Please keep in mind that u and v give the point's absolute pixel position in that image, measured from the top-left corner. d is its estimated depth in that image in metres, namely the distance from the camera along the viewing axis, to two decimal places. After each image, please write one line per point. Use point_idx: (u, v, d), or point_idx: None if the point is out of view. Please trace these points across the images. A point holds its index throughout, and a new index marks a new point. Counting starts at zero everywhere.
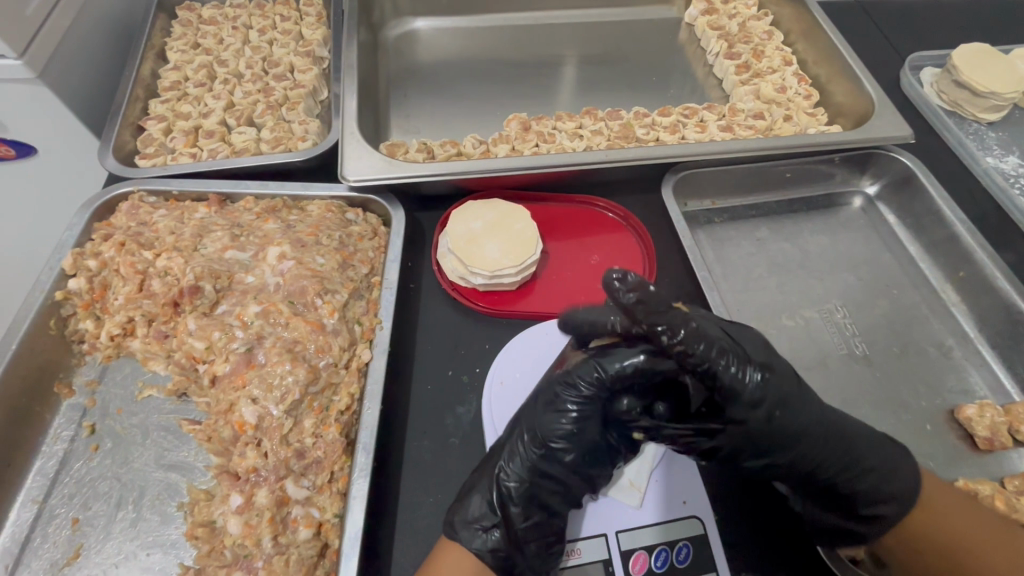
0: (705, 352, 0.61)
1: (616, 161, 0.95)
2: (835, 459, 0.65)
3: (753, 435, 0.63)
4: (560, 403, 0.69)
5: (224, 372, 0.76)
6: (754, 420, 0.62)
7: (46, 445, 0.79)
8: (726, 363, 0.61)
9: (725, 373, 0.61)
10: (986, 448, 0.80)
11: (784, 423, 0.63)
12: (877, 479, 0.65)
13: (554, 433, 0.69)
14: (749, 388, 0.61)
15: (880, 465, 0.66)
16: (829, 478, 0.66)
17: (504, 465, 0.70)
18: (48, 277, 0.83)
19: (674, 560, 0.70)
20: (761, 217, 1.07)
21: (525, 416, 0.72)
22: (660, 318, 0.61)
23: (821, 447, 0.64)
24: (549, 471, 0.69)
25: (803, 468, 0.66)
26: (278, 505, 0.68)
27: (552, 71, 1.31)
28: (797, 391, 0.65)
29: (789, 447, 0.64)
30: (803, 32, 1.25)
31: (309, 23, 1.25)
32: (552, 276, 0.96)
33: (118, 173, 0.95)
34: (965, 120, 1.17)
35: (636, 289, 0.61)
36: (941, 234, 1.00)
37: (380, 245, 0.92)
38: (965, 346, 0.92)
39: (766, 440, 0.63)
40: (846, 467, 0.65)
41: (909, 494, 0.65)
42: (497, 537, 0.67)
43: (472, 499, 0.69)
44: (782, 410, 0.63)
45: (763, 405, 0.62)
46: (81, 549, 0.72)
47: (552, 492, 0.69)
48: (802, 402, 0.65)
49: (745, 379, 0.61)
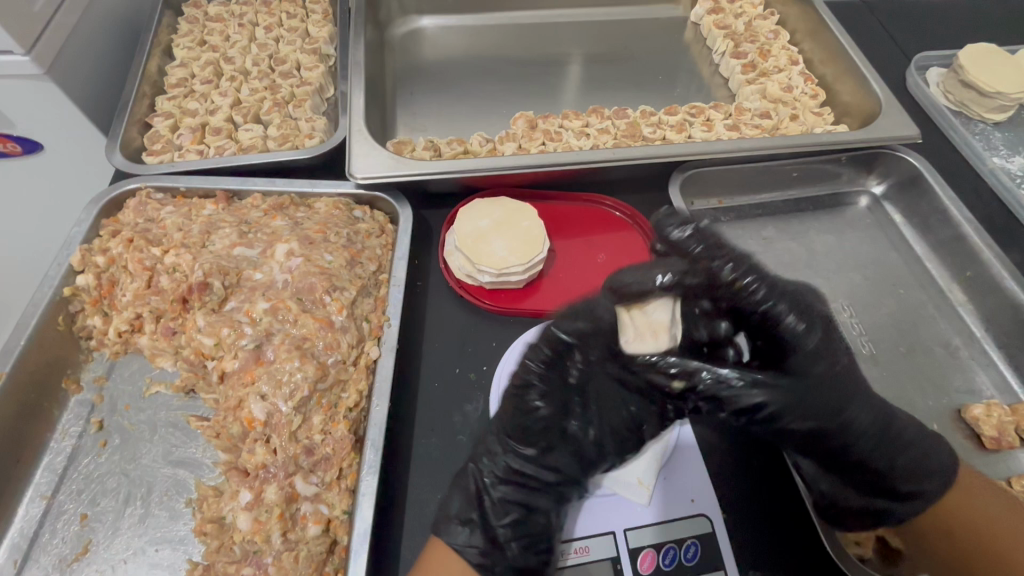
0: (772, 296, 0.67)
1: (624, 159, 0.95)
2: (876, 435, 0.68)
3: (813, 389, 0.66)
4: (524, 389, 0.72)
5: (233, 369, 0.76)
6: (812, 372, 0.67)
7: (54, 440, 0.79)
8: (785, 312, 0.67)
9: (790, 322, 0.67)
10: (992, 448, 0.81)
11: (835, 382, 0.67)
12: (916, 456, 0.68)
13: (523, 423, 0.73)
14: (812, 341, 0.67)
15: (916, 444, 0.69)
16: (863, 454, 0.68)
17: (481, 465, 0.73)
18: (57, 274, 0.84)
19: (682, 558, 0.70)
20: (767, 216, 1.07)
21: (497, 419, 0.75)
22: (719, 257, 0.69)
23: (863, 416, 0.67)
24: (523, 467, 0.73)
25: (848, 434, 0.68)
26: (288, 501, 0.69)
27: (558, 69, 1.31)
28: (848, 362, 0.70)
29: (842, 408, 0.67)
30: (809, 31, 1.25)
31: (315, 20, 1.25)
32: (559, 274, 0.96)
33: (126, 169, 0.95)
34: (971, 120, 1.17)
35: (693, 236, 0.70)
36: (948, 234, 1.00)
37: (388, 243, 0.92)
38: (972, 346, 0.92)
39: (822, 396, 0.66)
40: (883, 443, 0.68)
41: (942, 472, 0.68)
42: (476, 534, 0.69)
43: (454, 498, 0.71)
44: (839, 371, 0.67)
45: (823, 358, 0.67)
46: (89, 545, 0.72)
47: (532, 490, 0.73)
48: (853, 372, 0.69)
49: (806, 331, 0.67)
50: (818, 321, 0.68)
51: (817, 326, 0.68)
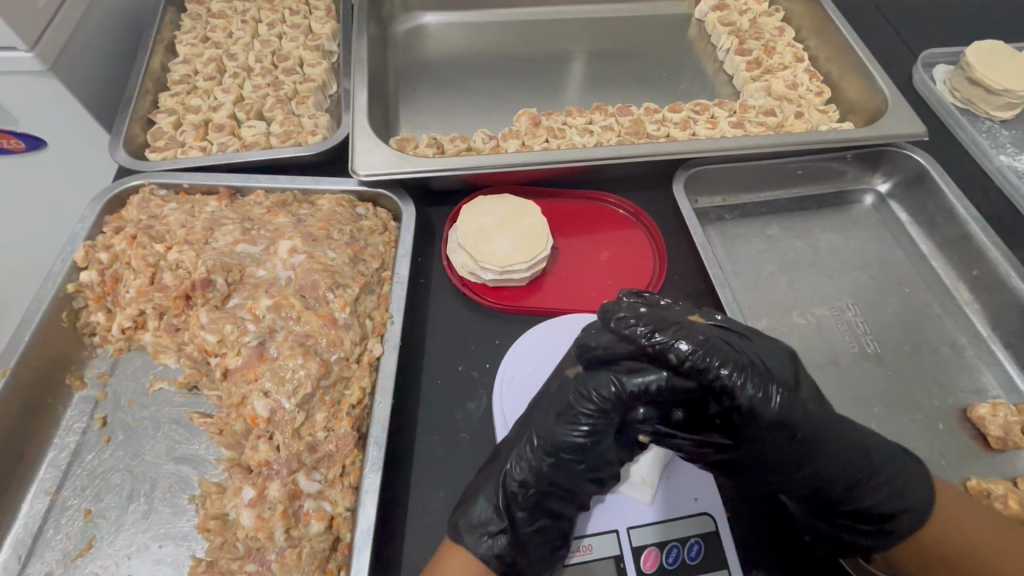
0: (723, 371, 0.59)
1: (628, 156, 0.94)
2: (841, 484, 0.64)
3: (772, 453, 0.62)
4: (572, 412, 0.68)
5: (236, 366, 0.76)
6: (774, 441, 0.61)
7: (58, 436, 0.79)
8: (741, 382, 0.59)
9: (744, 394, 0.59)
10: (998, 448, 0.80)
11: (804, 447, 0.61)
12: (891, 493, 0.63)
13: (566, 443, 0.68)
14: (770, 411, 0.59)
15: (890, 482, 0.64)
16: (834, 496, 0.65)
17: (512, 470, 0.70)
18: (60, 270, 0.84)
19: (686, 557, 0.70)
20: (771, 214, 1.07)
21: (535, 423, 0.70)
22: (668, 330, 0.61)
23: (828, 472, 0.63)
24: (557, 478, 0.69)
25: (813, 486, 0.64)
26: (290, 498, 0.69)
27: (561, 66, 1.31)
28: (818, 412, 0.62)
29: (804, 466, 0.63)
30: (815, 28, 1.24)
31: (318, 16, 1.25)
32: (563, 272, 0.96)
33: (130, 166, 0.95)
34: (978, 117, 1.16)
35: (638, 316, 0.62)
36: (954, 233, 1.00)
37: (391, 240, 0.92)
38: (977, 346, 0.92)
39: (780, 459, 0.62)
40: (854, 487, 0.64)
41: (917, 505, 0.64)
42: (503, 542, 0.68)
43: (477, 504, 0.69)
44: (801, 434, 0.61)
45: (785, 427, 0.60)
46: (93, 540, 0.72)
47: (562, 500, 0.69)
48: (825, 425, 0.62)
49: (766, 400, 0.59)
50: (775, 381, 0.60)
51: (774, 389, 0.59)
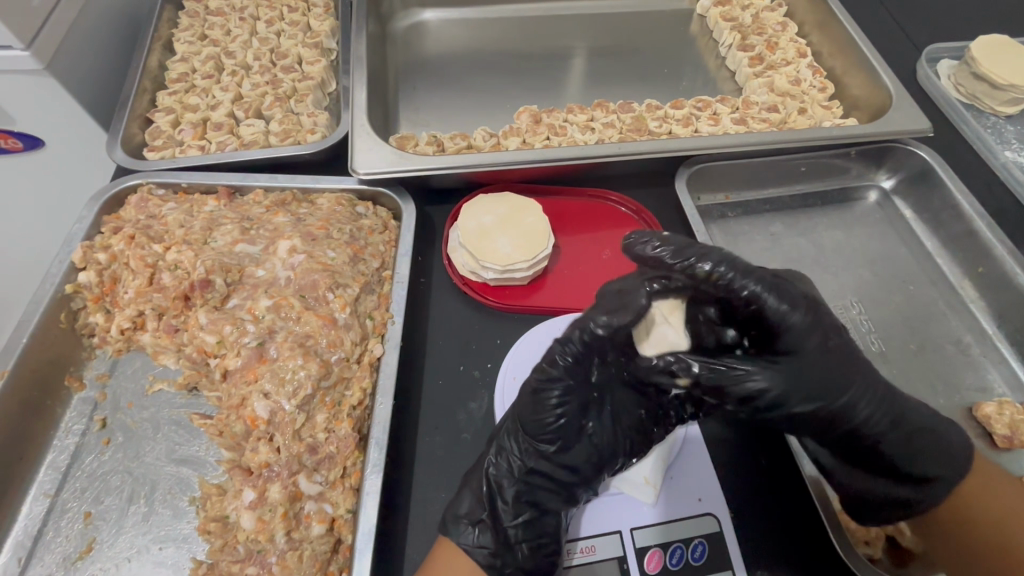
0: (748, 281, 0.62)
1: (629, 153, 0.93)
2: (883, 414, 0.64)
3: (811, 378, 0.61)
4: (543, 393, 0.67)
5: (236, 367, 0.75)
6: (808, 357, 0.62)
7: (57, 438, 0.79)
8: (770, 297, 0.62)
9: (771, 304, 0.61)
10: (1004, 446, 0.79)
11: (832, 367, 0.62)
12: (923, 433, 0.65)
13: (539, 424, 0.68)
14: (797, 323, 0.61)
15: (928, 427, 0.66)
16: (874, 436, 0.64)
17: (493, 460, 0.70)
18: (58, 271, 0.83)
19: (689, 558, 0.70)
20: (774, 212, 1.06)
21: (509, 413, 0.72)
22: (694, 252, 0.63)
23: (867, 399, 0.63)
24: (535, 465, 0.69)
25: (852, 421, 0.64)
26: (291, 501, 0.68)
27: (562, 63, 1.30)
28: (838, 336, 0.64)
29: (844, 389, 0.63)
30: (818, 23, 1.23)
31: (317, 14, 1.23)
32: (564, 270, 0.95)
33: (128, 165, 0.94)
34: (982, 113, 1.15)
35: (662, 240, 0.64)
36: (959, 230, 0.99)
37: (391, 239, 0.91)
38: (983, 343, 0.91)
39: (824, 377, 0.62)
40: (895, 424, 0.64)
41: (956, 449, 0.66)
42: (485, 533, 0.66)
43: (464, 496, 0.69)
44: (836, 347, 0.63)
45: (815, 340, 0.62)
46: (93, 543, 0.71)
47: (546, 491, 0.70)
48: (851, 350, 0.64)
49: (790, 316, 0.61)
50: (801, 299, 0.63)
51: (800, 303, 0.63)
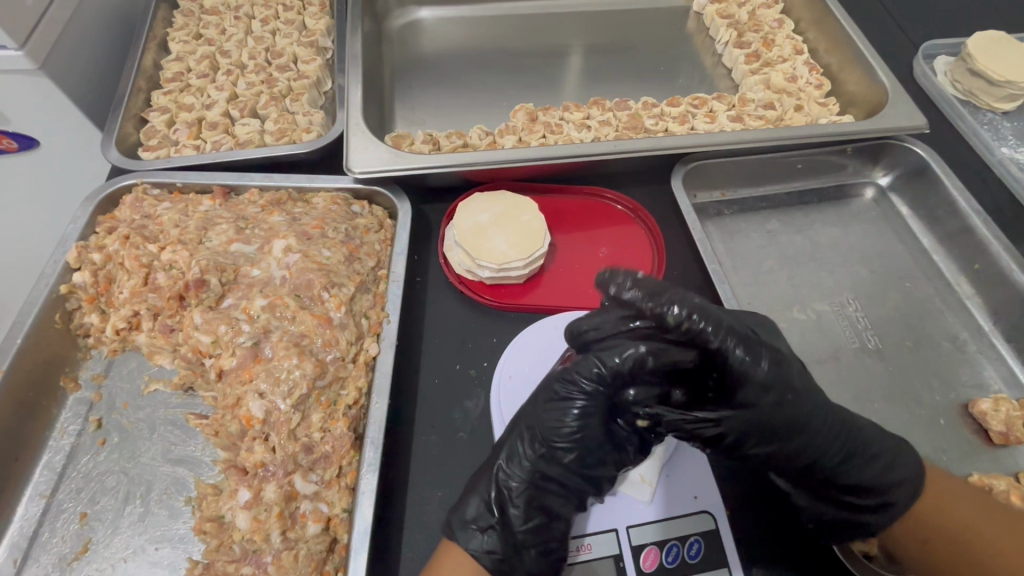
0: (716, 332, 0.61)
1: (625, 151, 0.93)
2: (839, 446, 0.65)
3: (765, 419, 0.63)
4: (565, 402, 0.68)
5: (231, 366, 0.75)
6: (766, 403, 0.62)
7: (52, 439, 0.79)
8: (734, 347, 0.61)
9: (735, 356, 0.61)
10: (1000, 442, 0.79)
11: (791, 410, 0.63)
12: (884, 464, 0.66)
13: (558, 432, 0.69)
14: (761, 371, 0.61)
15: (882, 454, 0.66)
16: (828, 470, 0.66)
17: (504, 465, 0.70)
18: (53, 271, 0.83)
19: (686, 555, 0.70)
20: (771, 209, 1.06)
21: (523, 418, 0.72)
22: (666, 298, 0.63)
23: (821, 437, 0.64)
24: (549, 471, 0.69)
25: (806, 458, 0.66)
26: (287, 500, 0.68)
27: (558, 61, 1.30)
28: (798, 384, 0.64)
29: (800, 433, 0.64)
30: (814, 20, 1.23)
31: (312, 12, 1.23)
32: (561, 269, 0.95)
33: (122, 165, 0.94)
34: (979, 109, 1.15)
35: (635, 280, 0.64)
36: (955, 226, 0.99)
37: (387, 238, 0.91)
38: (979, 340, 0.91)
39: (778, 424, 0.63)
40: (848, 456, 0.66)
41: (912, 478, 0.66)
42: (494, 538, 0.67)
43: (470, 501, 0.69)
44: (793, 395, 0.63)
45: (773, 389, 0.62)
46: (89, 544, 0.71)
47: (557, 498, 0.69)
48: (807, 392, 0.65)
49: (756, 365, 0.61)
50: (766, 349, 0.63)
51: (764, 355, 0.62)
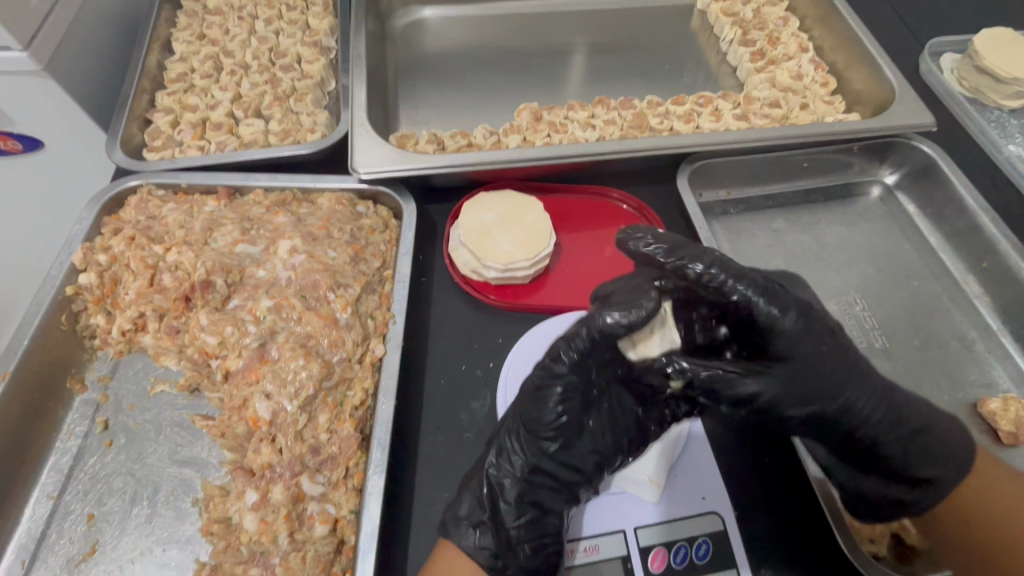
0: (739, 284, 0.61)
1: (631, 151, 0.93)
2: (883, 412, 0.65)
3: (802, 378, 0.63)
4: (545, 391, 0.67)
5: (238, 368, 0.75)
6: (801, 359, 0.63)
7: (59, 440, 0.79)
8: (760, 300, 0.61)
9: (762, 309, 0.61)
10: (1010, 442, 0.79)
11: (828, 369, 0.63)
12: (925, 434, 0.66)
13: (541, 423, 0.68)
14: (789, 326, 0.61)
15: (922, 423, 0.66)
16: (875, 437, 0.65)
17: (493, 462, 0.70)
18: (59, 272, 0.83)
19: (694, 556, 0.69)
20: (777, 208, 1.05)
21: (511, 414, 0.71)
22: (688, 255, 0.64)
23: (863, 402, 0.64)
24: (538, 464, 0.69)
25: (848, 423, 0.65)
26: (294, 502, 0.68)
27: (563, 59, 1.29)
28: (832, 340, 0.64)
29: (840, 393, 0.64)
30: (820, 17, 1.22)
31: (316, 12, 1.23)
32: (566, 268, 0.95)
33: (127, 166, 0.94)
34: (986, 107, 1.14)
35: (656, 238, 0.66)
36: (963, 224, 0.98)
37: (392, 238, 0.90)
38: (988, 339, 0.91)
39: (815, 382, 0.63)
40: (894, 422, 0.65)
41: (957, 457, 0.65)
42: (486, 535, 0.66)
43: (464, 499, 0.69)
44: (829, 349, 0.64)
45: (806, 344, 0.62)
46: (97, 545, 0.71)
47: (548, 492, 0.69)
48: (845, 353, 0.65)
49: (783, 321, 0.61)
50: (794, 302, 0.63)
51: (792, 308, 0.62)
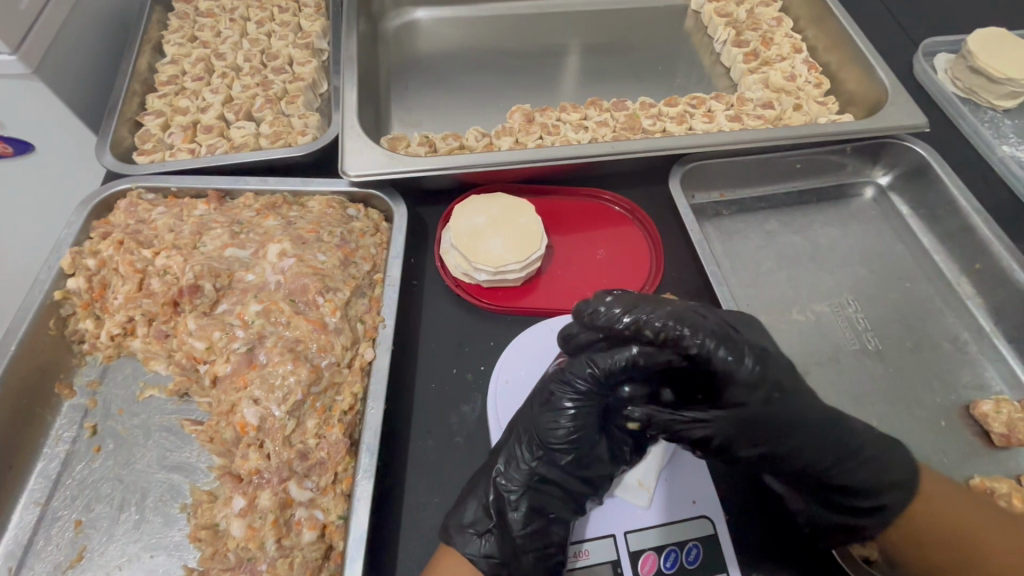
0: (696, 336, 0.62)
1: (622, 152, 0.93)
2: (830, 447, 0.65)
3: (756, 422, 0.62)
4: (559, 401, 0.68)
5: (226, 373, 0.75)
6: (754, 402, 0.62)
7: (47, 446, 0.78)
8: (717, 348, 0.62)
9: (718, 357, 0.61)
10: (1002, 445, 0.79)
11: (782, 409, 0.63)
12: (876, 468, 0.65)
13: (554, 433, 0.68)
14: (745, 371, 0.62)
15: (877, 456, 0.65)
16: (824, 470, 0.65)
17: (502, 469, 0.69)
18: (47, 277, 0.82)
19: (684, 561, 0.69)
20: (770, 209, 1.05)
21: (521, 421, 0.71)
22: (647, 309, 0.64)
23: (807, 440, 0.64)
24: (549, 474, 0.69)
25: (798, 459, 0.65)
26: (281, 507, 0.67)
27: (555, 61, 1.29)
28: (786, 384, 0.64)
29: (789, 434, 0.63)
30: (813, 18, 1.22)
31: (308, 14, 1.22)
32: (558, 271, 0.94)
33: (116, 169, 0.93)
34: (980, 107, 1.14)
35: (613, 298, 0.66)
36: (956, 225, 0.98)
37: (382, 242, 0.90)
38: (981, 341, 0.90)
39: (768, 425, 0.63)
40: (840, 459, 0.65)
41: (902, 480, 0.65)
42: (492, 543, 0.66)
43: (467, 505, 0.68)
44: (781, 394, 0.63)
45: (760, 388, 0.62)
46: (84, 551, 0.71)
47: (557, 501, 0.68)
48: (795, 392, 0.64)
49: (741, 364, 0.62)
50: (749, 347, 0.63)
51: (748, 355, 0.62)
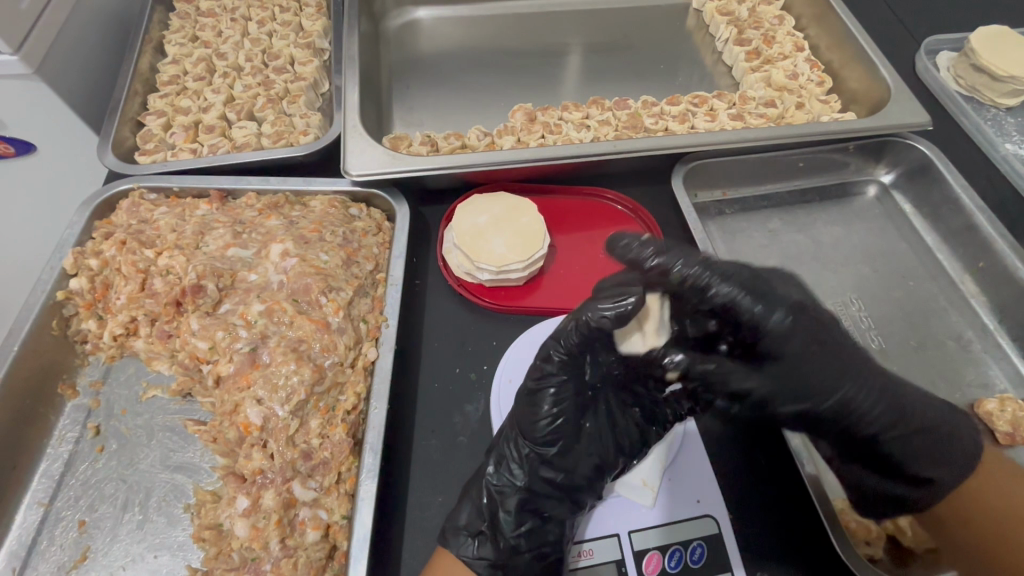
0: (723, 286, 0.63)
1: (625, 151, 0.92)
2: (885, 412, 0.65)
3: (796, 374, 0.64)
4: (539, 392, 0.69)
5: (229, 373, 0.75)
6: (789, 353, 0.63)
7: (50, 447, 0.78)
8: (745, 298, 0.63)
9: (748, 308, 0.63)
10: (1007, 443, 0.78)
11: (819, 364, 0.64)
12: (929, 436, 0.66)
13: (538, 425, 0.69)
14: (775, 322, 0.63)
15: (928, 425, 0.66)
16: (873, 435, 0.66)
17: (492, 472, 0.70)
18: (50, 277, 0.82)
19: (688, 560, 0.69)
20: (772, 208, 1.05)
21: (508, 420, 0.72)
22: (673, 254, 0.65)
23: (857, 398, 0.64)
24: (538, 470, 0.70)
25: (847, 419, 0.65)
26: (285, 507, 0.67)
27: (557, 60, 1.29)
28: (824, 338, 0.65)
29: (830, 390, 0.64)
30: (815, 16, 1.22)
31: (309, 13, 1.22)
32: (560, 270, 0.94)
33: (118, 170, 0.93)
34: (983, 105, 1.14)
35: (644, 241, 0.66)
36: (960, 223, 0.98)
37: (385, 241, 0.90)
38: (985, 339, 0.90)
39: (808, 377, 0.64)
40: (893, 423, 0.65)
41: (958, 454, 0.65)
42: (485, 545, 0.67)
43: (463, 508, 0.69)
44: (820, 346, 0.64)
45: (794, 340, 0.63)
46: (88, 552, 0.71)
47: (547, 498, 0.69)
48: (837, 347, 0.65)
49: (769, 316, 0.63)
50: (783, 299, 0.64)
51: (780, 306, 0.63)
